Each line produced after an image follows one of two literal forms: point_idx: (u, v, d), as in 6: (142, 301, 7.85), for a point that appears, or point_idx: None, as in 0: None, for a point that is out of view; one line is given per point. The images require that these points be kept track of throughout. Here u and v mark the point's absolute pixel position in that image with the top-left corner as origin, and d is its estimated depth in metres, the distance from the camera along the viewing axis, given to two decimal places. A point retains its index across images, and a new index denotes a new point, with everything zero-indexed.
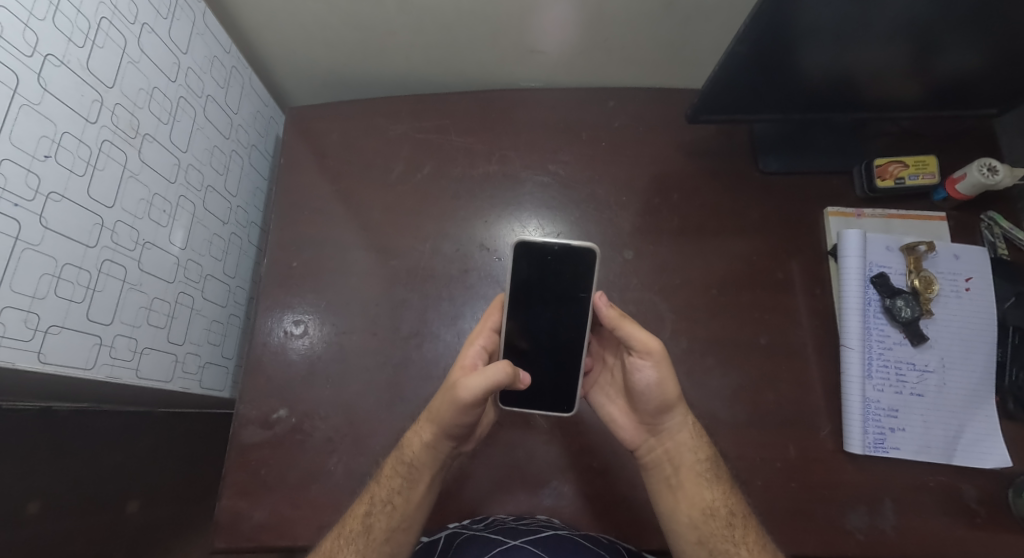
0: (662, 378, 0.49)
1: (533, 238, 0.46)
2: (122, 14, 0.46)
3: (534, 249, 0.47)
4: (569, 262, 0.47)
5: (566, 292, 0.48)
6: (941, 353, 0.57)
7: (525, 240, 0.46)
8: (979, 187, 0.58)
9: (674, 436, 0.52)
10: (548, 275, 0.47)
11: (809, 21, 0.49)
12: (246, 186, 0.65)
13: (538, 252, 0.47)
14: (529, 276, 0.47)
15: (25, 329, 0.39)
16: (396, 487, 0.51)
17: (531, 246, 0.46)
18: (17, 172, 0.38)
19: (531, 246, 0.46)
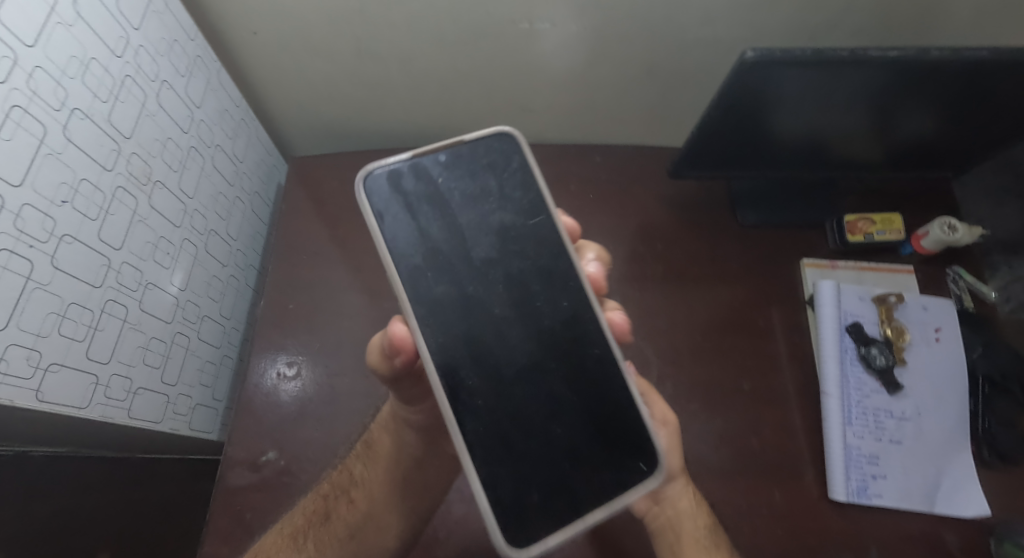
0: (671, 445, 0.51)
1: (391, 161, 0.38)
2: (145, 72, 0.47)
3: (386, 177, 0.38)
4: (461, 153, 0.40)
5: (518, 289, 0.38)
6: (917, 401, 0.59)
7: (368, 172, 0.38)
8: (942, 243, 0.62)
9: (675, 510, 0.51)
10: (434, 188, 0.38)
11: (775, 97, 0.53)
12: (246, 230, 0.68)
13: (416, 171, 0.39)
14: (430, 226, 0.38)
15: (27, 367, 0.37)
16: (356, 471, 0.52)
17: (380, 176, 0.38)
18: (35, 216, 0.37)
19: (376, 181, 0.38)
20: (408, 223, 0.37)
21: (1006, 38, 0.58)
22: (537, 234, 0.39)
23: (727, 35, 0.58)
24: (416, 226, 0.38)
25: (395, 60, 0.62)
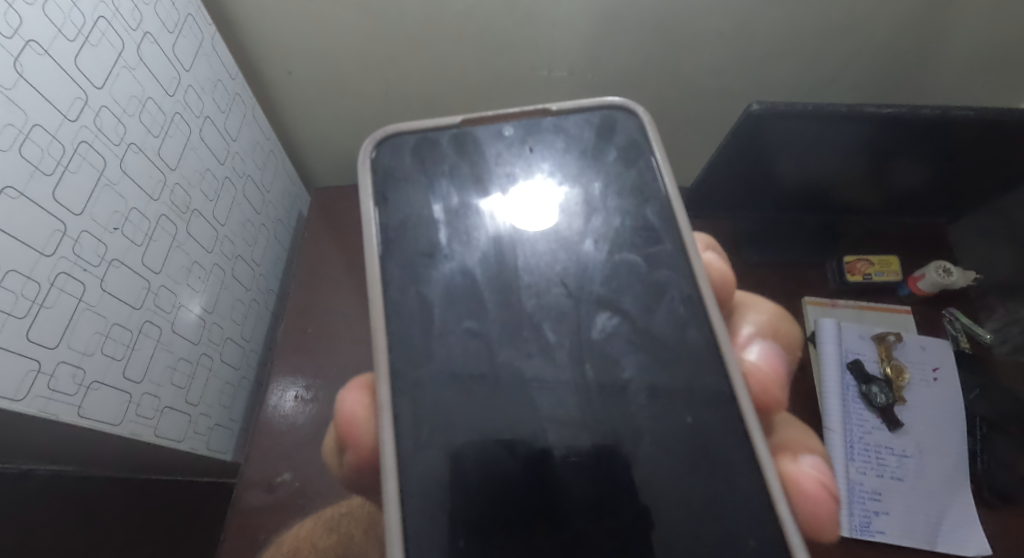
0: None
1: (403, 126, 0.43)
2: (192, 108, 0.51)
3: (415, 137, 0.43)
4: (531, 130, 0.44)
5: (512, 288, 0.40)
6: (917, 439, 0.61)
7: (395, 130, 0.43)
8: (938, 286, 0.65)
9: None
10: (460, 154, 0.43)
11: (781, 143, 0.56)
12: (269, 255, 0.70)
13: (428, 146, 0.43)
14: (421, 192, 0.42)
15: (73, 384, 0.39)
16: None
17: (406, 135, 0.43)
18: (90, 242, 0.40)
19: (401, 138, 0.43)
20: (424, 180, 0.42)
21: (994, 97, 0.62)
22: (543, 213, 0.42)
23: (735, 87, 0.62)
24: (428, 182, 0.42)
25: (421, 102, 0.66)
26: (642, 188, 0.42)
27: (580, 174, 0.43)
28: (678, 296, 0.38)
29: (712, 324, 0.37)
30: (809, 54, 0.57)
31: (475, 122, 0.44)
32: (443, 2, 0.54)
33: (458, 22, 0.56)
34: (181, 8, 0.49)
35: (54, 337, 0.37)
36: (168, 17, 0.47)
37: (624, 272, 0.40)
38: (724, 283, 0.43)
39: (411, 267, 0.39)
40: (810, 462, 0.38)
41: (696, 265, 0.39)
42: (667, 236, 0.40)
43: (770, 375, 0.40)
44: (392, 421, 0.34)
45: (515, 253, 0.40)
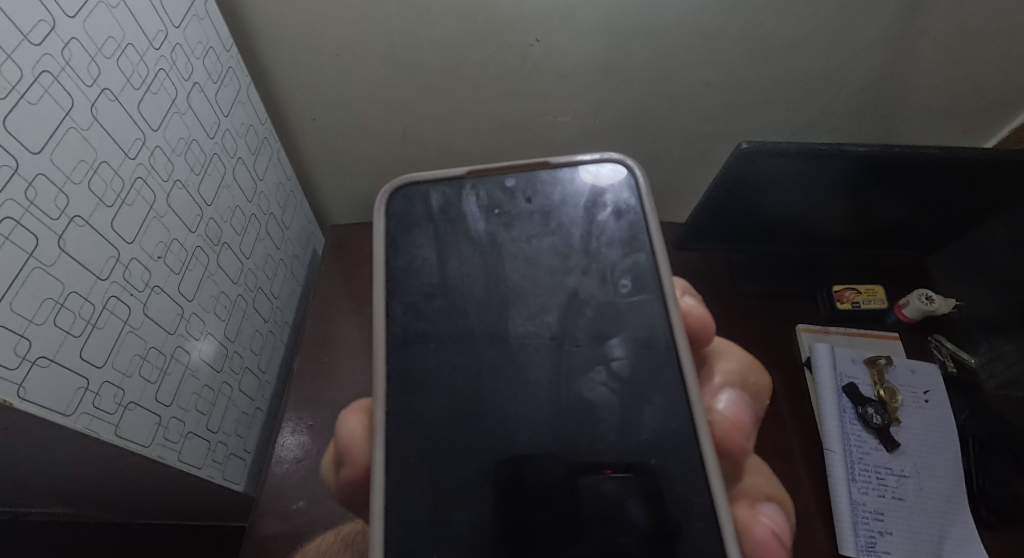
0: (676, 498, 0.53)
1: (416, 177, 0.44)
2: (228, 150, 0.55)
3: (425, 187, 0.44)
4: (538, 183, 0.44)
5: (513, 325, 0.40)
6: (914, 459, 0.63)
7: (406, 181, 0.44)
8: (922, 312, 0.69)
9: None
10: (464, 203, 0.43)
11: (771, 179, 0.61)
12: (285, 290, 0.73)
13: (440, 192, 0.44)
14: (434, 237, 0.42)
15: (114, 403, 0.40)
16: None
17: (414, 184, 0.44)
18: (138, 267, 0.43)
19: (410, 187, 0.44)
20: (429, 226, 0.43)
21: (952, 142, 0.68)
22: (557, 260, 0.42)
23: (723, 130, 0.67)
24: (434, 229, 0.42)
25: (435, 143, 0.71)
26: (635, 240, 0.42)
27: (576, 225, 0.43)
28: (656, 342, 0.38)
29: (684, 378, 0.37)
30: (791, 101, 0.63)
31: (481, 173, 0.44)
32: (460, 56, 0.59)
33: (473, 73, 0.61)
34: (224, 62, 0.54)
35: (102, 357, 0.39)
36: (214, 69, 0.52)
37: (616, 319, 0.39)
38: (699, 319, 0.43)
39: (415, 305, 0.40)
40: (769, 512, 0.38)
41: (670, 314, 0.39)
42: (657, 288, 0.40)
43: (736, 424, 0.40)
44: (384, 443, 0.35)
45: (528, 288, 0.41)
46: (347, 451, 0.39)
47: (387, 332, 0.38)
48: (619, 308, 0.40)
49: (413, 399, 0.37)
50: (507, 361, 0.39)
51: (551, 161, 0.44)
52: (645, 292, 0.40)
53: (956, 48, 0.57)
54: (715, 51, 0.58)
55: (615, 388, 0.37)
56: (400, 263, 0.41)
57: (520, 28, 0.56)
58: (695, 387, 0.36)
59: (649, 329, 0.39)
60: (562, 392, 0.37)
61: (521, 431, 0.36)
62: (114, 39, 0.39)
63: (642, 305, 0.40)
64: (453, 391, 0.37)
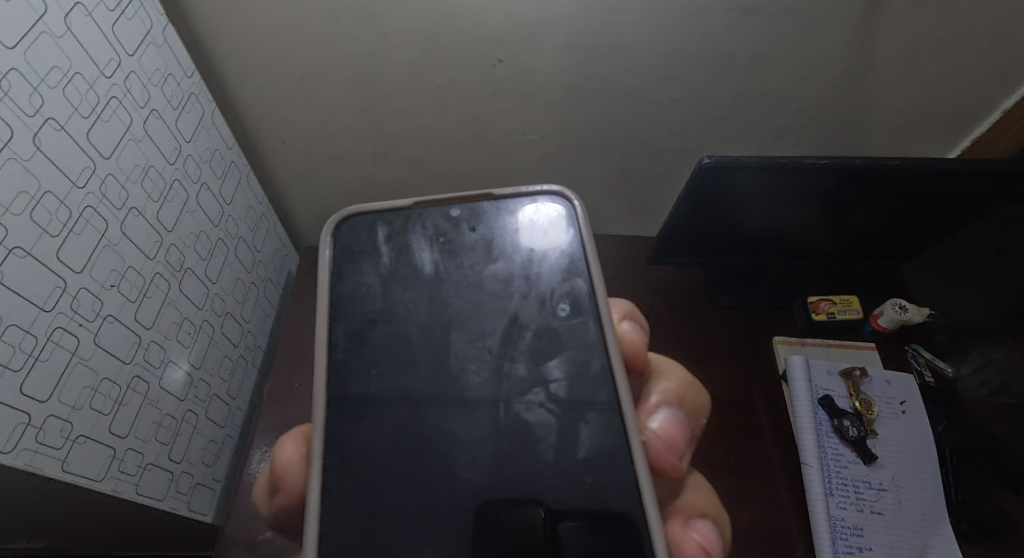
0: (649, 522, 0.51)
1: (359, 208, 0.43)
2: (191, 175, 0.55)
3: (371, 217, 0.43)
4: (480, 212, 0.44)
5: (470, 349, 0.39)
6: (892, 472, 0.62)
7: (351, 211, 0.43)
8: (897, 321, 0.69)
9: None
10: (410, 233, 0.43)
11: (738, 194, 0.61)
12: (258, 313, 0.72)
13: (384, 223, 0.43)
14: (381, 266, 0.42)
15: (60, 436, 0.40)
16: None
17: (360, 215, 0.43)
18: (88, 297, 0.42)
19: (357, 217, 0.43)
20: (375, 256, 0.42)
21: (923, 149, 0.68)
22: (505, 288, 0.41)
23: (692, 145, 0.67)
24: (380, 260, 0.42)
25: (406, 164, 0.70)
26: (573, 265, 0.41)
27: (516, 253, 0.42)
28: (591, 363, 0.38)
29: (618, 395, 0.36)
30: (758, 115, 0.63)
31: (426, 204, 0.43)
32: (425, 78, 0.59)
33: (437, 94, 0.61)
34: (185, 88, 0.54)
35: (47, 391, 0.39)
36: (174, 96, 0.52)
37: (553, 341, 0.39)
38: (630, 334, 0.41)
39: (358, 331, 0.39)
40: (701, 530, 0.37)
41: (606, 333, 0.38)
42: (592, 311, 0.39)
43: (669, 443, 0.38)
44: (320, 469, 0.34)
45: (484, 312, 0.40)
46: (281, 479, 0.38)
47: (326, 354, 0.38)
48: (556, 331, 0.39)
49: (368, 425, 0.36)
50: (460, 384, 0.38)
51: (494, 191, 0.43)
52: (581, 315, 0.40)
53: (917, 60, 0.57)
54: (676, 68, 0.58)
55: (567, 409, 0.37)
56: (344, 289, 0.41)
57: (483, 48, 0.56)
58: (630, 405, 0.36)
59: (585, 351, 0.38)
60: (518, 416, 0.37)
61: (477, 456, 0.36)
62: (60, 69, 0.39)
63: (591, 332, 0.39)
64: (408, 414, 0.37)
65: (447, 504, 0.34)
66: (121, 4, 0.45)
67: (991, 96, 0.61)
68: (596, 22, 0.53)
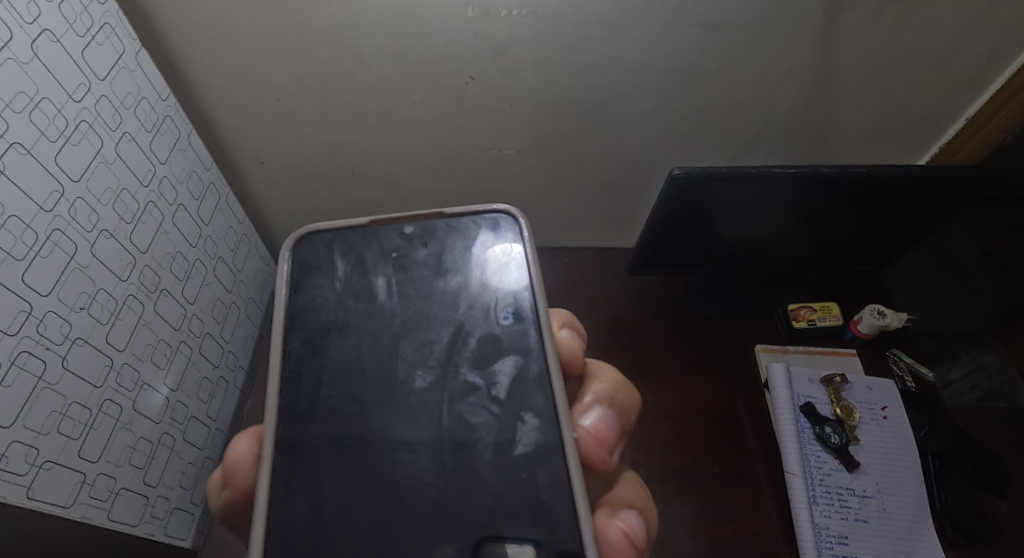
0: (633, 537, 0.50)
1: (317, 226, 0.43)
2: (166, 197, 0.55)
3: (329, 234, 0.43)
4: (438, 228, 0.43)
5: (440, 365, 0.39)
6: (875, 479, 0.62)
7: (311, 228, 0.43)
8: (876, 327, 0.69)
9: None
10: (367, 248, 0.43)
11: (714, 204, 0.61)
12: (239, 333, 0.71)
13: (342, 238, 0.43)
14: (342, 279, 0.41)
15: (24, 464, 0.40)
16: None
17: (319, 231, 0.43)
18: (55, 321, 0.42)
19: (316, 234, 0.43)
20: (332, 271, 0.42)
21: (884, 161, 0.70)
22: (457, 299, 0.41)
23: (667, 156, 0.68)
24: (337, 274, 0.42)
25: (385, 181, 0.71)
26: (518, 277, 0.41)
27: (465, 266, 0.42)
28: (530, 368, 0.38)
29: (554, 395, 0.37)
30: (730, 126, 0.64)
31: (382, 222, 0.43)
32: (399, 95, 0.59)
33: (413, 111, 0.61)
34: (160, 110, 0.54)
35: (9, 417, 0.38)
36: (147, 118, 0.52)
37: (495, 348, 0.39)
38: (566, 341, 0.44)
39: (311, 340, 0.39)
40: (627, 518, 0.39)
41: (544, 339, 0.39)
42: (533, 318, 0.40)
43: (600, 438, 0.40)
44: (269, 470, 0.35)
45: (446, 327, 0.40)
46: (231, 473, 0.39)
47: (279, 365, 0.38)
48: (499, 339, 0.39)
49: (344, 445, 0.36)
50: (435, 397, 0.37)
51: (447, 211, 0.43)
52: (523, 323, 0.40)
53: (883, 69, 0.58)
54: (648, 82, 0.58)
55: (542, 423, 0.36)
56: (300, 302, 0.41)
57: (455, 65, 0.56)
58: (565, 403, 0.37)
59: (524, 356, 0.39)
60: (496, 432, 0.36)
61: (457, 472, 0.35)
62: (26, 94, 0.39)
63: (535, 341, 0.39)
64: (382, 433, 0.36)
65: (428, 518, 0.34)
66: (90, 29, 0.45)
67: (953, 105, 0.63)
68: (564, 39, 0.54)
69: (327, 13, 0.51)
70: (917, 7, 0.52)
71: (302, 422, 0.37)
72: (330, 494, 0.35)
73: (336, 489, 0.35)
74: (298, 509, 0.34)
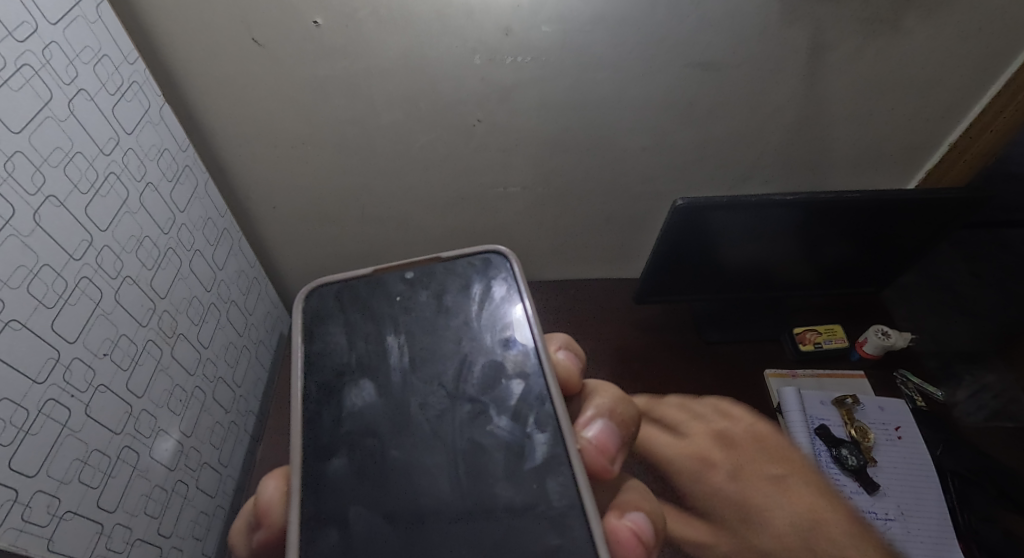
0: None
1: (325, 277, 0.44)
2: (184, 243, 0.56)
3: (337, 285, 0.44)
4: (463, 272, 0.45)
5: (459, 396, 0.39)
6: (896, 501, 0.62)
7: (317, 283, 0.44)
8: (882, 347, 0.70)
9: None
10: (373, 296, 0.44)
11: (714, 232, 0.63)
12: (250, 377, 0.71)
13: (373, 286, 0.44)
14: (376, 316, 0.43)
15: (46, 514, 0.39)
16: None
17: (327, 284, 0.44)
18: (80, 368, 0.43)
19: (326, 287, 0.44)
20: (343, 320, 0.43)
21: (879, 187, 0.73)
22: (487, 333, 0.42)
23: (666, 189, 0.70)
24: (347, 322, 0.42)
25: (394, 222, 0.73)
26: (515, 310, 0.43)
27: (466, 301, 0.43)
28: (529, 391, 0.39)
29: (556, 412, 0.38)
30: (726, 158, 0.66)
31: (384, 271, 0.44)
32: (408, 139, 0.62)
33: (423, 153, 0.64)
34: (180, 160, 0.56)
35: (34, 466, 0.38)
36: (169, 168, 0.54)
37: (529, 379, 0.40)
38: (563, 363, 0.44)
39: (351, 386, 0.40)
40: (634, 517, 0.38)
41: (542, 362, 0.40)
42: (530, 346, 0.41)
43: (601, 447, 0.40)
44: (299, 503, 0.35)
45: (467, 357, 0.41)
46: (263, 515, 0.38)
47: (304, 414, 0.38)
48: (516, 366, 0.40)
49: (367, 479, 0.36)
50: (478, 432, 0.38)
51: (444, 254, 0.45)
52: (523, 350, 0.41)
53: (869, 97, 0.61)
54: (646, 119, 0.61)
55: (551, 436, 0.37)
56: (318, 351, 0.41)
57: (463, 109, 0.59)
58: (564, 418, 0.38)
59: (526, 381, 0.40)
60: (526, 459, 0.37)
61: (502, 496, 0.35)
62: (62, 149, 0.41)
63: (535, 371, 0.40)
64: (424, 460, 0.37)
65: (487, 546, 0.34)
66: (120, 87, 0.47)
67: (937, 130, 0.66)
68: (565, 82, 0.57)
69: (342, 66, 0.54)
70: (896, 42, 0.56)
71: (326, 457, 0.37)
72: (387, 524, 0.35)
73: (390, 517, 0.35)
74: (359, 535, 0.34)
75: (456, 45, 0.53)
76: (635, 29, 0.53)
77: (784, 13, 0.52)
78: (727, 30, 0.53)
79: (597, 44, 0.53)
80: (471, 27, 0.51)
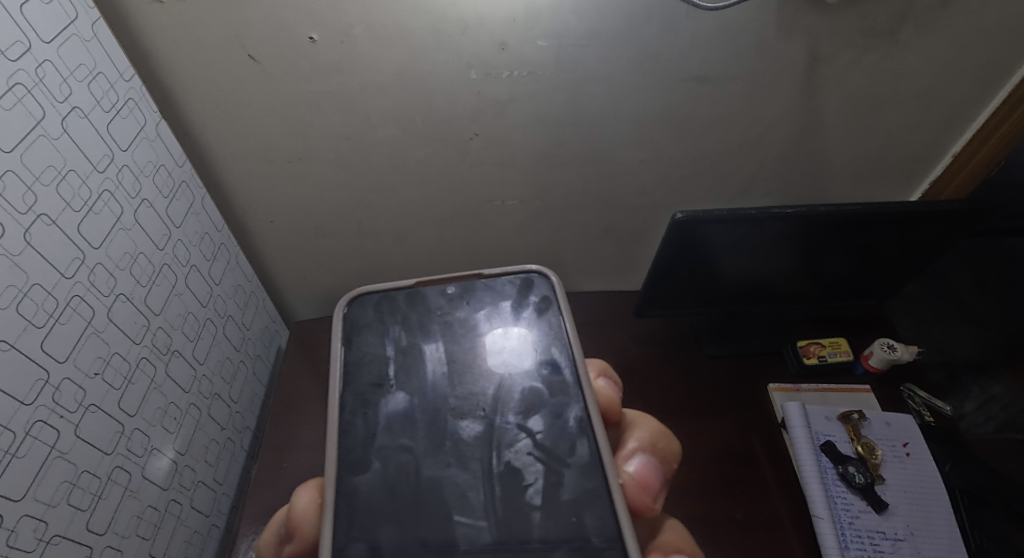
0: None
1: (365, 287, 0.44)
2: (180, 259, 0.56)
3: (378, 294, 0.44)
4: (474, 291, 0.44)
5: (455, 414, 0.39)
6: (905, 520, 0.60)
7: (360, 290, 0.44)
8: (887, 361, 0.69)
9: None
10: (414, 311, 0.43)
11: (714, 245, 0.62)
12: (246, 393, 0.70)
13: (386, 301, 0.43)
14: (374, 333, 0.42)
15: (32, 539, 0.39)
16: None
17: (369, 292, 0.44)
18: (70, 388, 0.42)
19: (367, 295, 0.44)
20: (383, 330, 0.42)
21: (882, 199, 0.72)
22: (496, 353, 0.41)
23: (665, 202, 0.70)
24: (385, 331, 0.42)
25: (391, 237, 0.72)
26: (548, 333, 0.42)
27: (472, 319, 0.43)
28: (569, 417, 0.38)
29: (598, 445, 0.37)
30: (725, 171, 0.66)
31: (427, 283, 0.44)
32: (404, 154, 0.61)
33: (419, 168, 0.63)
34: (176, 176, 0.55)
35: (20, 490, 0.38)
36: (165, 185, 0.54)
37: (535, 399, 0.39)
38: (606, 393, 0.43)
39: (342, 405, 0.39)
40: None
41: (584, 389, 0.39)
42: (569, 369, 0.40)
43: (643, 484, 0.39)
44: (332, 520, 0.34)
45: (464, 376, 0.40)
46: (295, 527, 0.38)
47: None
48: (513, 383, 0.40)
49: (359, 502, 0.35)
50: (473, 452, 0.37)
51: (486, 272, 0.44)
52: (560, 373, 0.40)
53: (869, 110, 0.61)
54: (645, 133, 0.61)
55: (587, 463, 0.36)
56: None
57: (458, 124, 0.59)
58: (609, 451, 0.37)
59: (564, 406, 0.39)
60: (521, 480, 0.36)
61: (496, 517, 0.35)
62: (54, 167, 0.41)
63: (577, 396, 0.39)
64: (417, 479, 0.36)
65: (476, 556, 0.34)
66: (116, 105, 0.47)
67: (939, 142, 0.66)
68: (561, 97, 0.57)
69: (337, 82, 0.54)
70: (894, 55, 0.55)
71: None
72: (378, 550, 0.34)
73: (382, 539, 0.34)
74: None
75: (450, 60, 0.53)
76: (630, 43, 0.52)
77: (780, 27, 0.52)
78: (724, 45, 0.53)
79: (592, 59, 0.53)
80: (466, 43, 0.51)
